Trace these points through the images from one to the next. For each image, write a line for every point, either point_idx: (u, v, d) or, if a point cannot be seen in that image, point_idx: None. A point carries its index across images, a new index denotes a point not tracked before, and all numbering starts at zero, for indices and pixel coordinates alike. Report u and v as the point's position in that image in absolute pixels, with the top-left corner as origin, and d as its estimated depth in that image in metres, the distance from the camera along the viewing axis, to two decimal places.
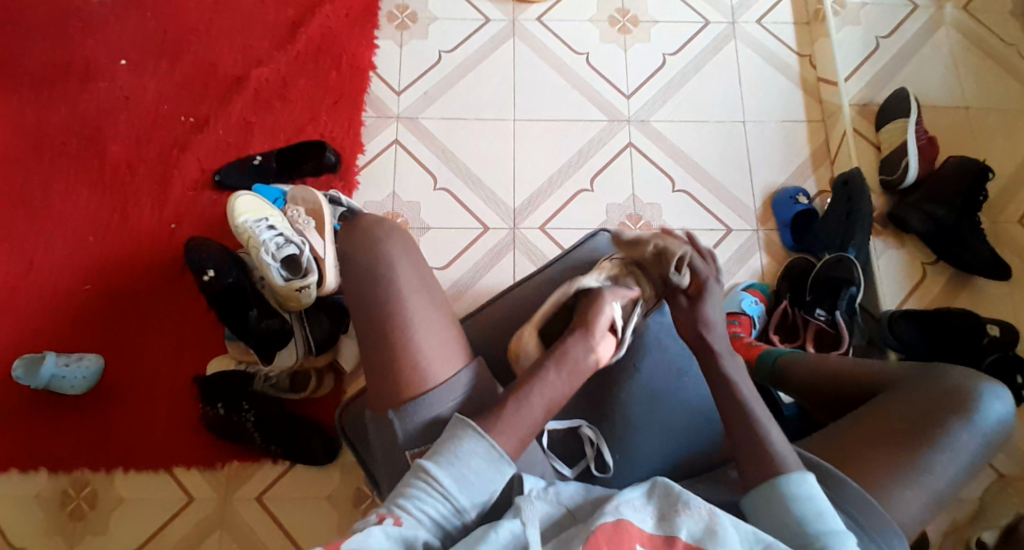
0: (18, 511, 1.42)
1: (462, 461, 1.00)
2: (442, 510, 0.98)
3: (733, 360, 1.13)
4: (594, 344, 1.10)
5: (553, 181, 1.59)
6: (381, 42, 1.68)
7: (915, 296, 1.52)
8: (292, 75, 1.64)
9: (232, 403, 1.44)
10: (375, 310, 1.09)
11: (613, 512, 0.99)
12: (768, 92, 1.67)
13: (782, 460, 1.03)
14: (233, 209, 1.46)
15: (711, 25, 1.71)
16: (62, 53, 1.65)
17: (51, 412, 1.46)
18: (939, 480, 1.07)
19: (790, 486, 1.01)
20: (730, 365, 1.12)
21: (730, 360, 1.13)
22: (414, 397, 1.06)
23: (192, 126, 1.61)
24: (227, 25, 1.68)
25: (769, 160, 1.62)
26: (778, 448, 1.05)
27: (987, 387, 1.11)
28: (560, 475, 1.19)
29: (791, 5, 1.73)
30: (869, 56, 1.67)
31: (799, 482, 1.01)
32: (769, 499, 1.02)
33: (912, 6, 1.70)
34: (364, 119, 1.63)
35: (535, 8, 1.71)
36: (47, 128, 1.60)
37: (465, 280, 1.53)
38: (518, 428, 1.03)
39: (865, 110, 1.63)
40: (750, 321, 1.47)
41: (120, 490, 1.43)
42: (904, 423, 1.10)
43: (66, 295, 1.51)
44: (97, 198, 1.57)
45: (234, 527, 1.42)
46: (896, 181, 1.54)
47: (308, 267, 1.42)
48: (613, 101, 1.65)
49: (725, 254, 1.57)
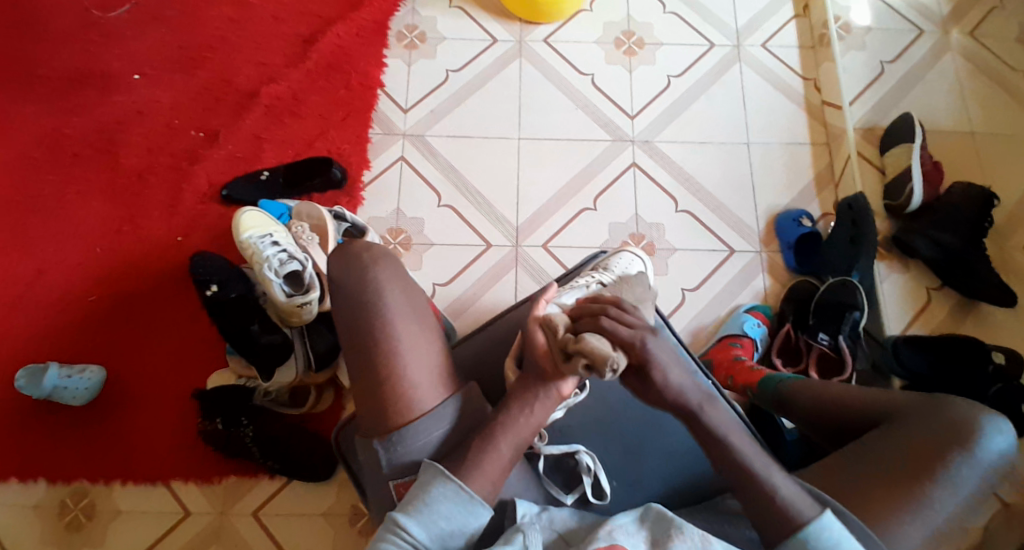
0: (16, 520, 1.42)
1: (433, 509, 1.01)
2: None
3: (714, 408, 1.05)
4: (547, 380, 1.07)
5: (557, 199, 1.60)
6: (389, 60, 1.70)
7: (918, 323, 1.51)
8: (303, 91, 1.66)
9: (230, 418, 1.45)
10: (366, 335, 1.09)
11: (607, 537, 0.99)
12: (773, 116, 1.67)
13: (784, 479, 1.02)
14: (238, 224, 1.47)
15: (716, 47, 1.72)
16: (75, 66, 1.68)
17: (52, 422, 1.46)
18: (939, 514, 1.06)
19: (812, 538, 1.00)
20: (713, 417, 1.05)
21: (711, 410, 1.05)
22: (399, 426, 1.07)
23: (201, 140, 1.63)
24: (240, 42, 1.70)
25: (773, 182, 1.62)
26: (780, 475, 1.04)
27: (990, 420, 1.09)
28: (555, 500, 1.17)
29: (797, 28, 1.74)
30: (874, 81, 1.68)
31: (819, 534, 1.00)
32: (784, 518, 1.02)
33: (918, 32, 1.70)
34: (371, 135, 1.64)
35: (543, 29, 1.73)
36: (57, 138, 1.62)
37: (467, 297, 1.53)
38: (490, 470, 1.03)
39: (869, 133, 1.63)
40: (752, 343, 1.46)
41: (118, 502, 1.43)
42: (904, 458, 1.08)
43: (71, 305, 1.52)
44: (104, 209, 1.58)
45: (230, 541, 1.42)
46: (901, 206, 1.54)
47: (310, 283, 1.43)
48: (618, 120, 1.66)
49: (726, 276, 1.56)
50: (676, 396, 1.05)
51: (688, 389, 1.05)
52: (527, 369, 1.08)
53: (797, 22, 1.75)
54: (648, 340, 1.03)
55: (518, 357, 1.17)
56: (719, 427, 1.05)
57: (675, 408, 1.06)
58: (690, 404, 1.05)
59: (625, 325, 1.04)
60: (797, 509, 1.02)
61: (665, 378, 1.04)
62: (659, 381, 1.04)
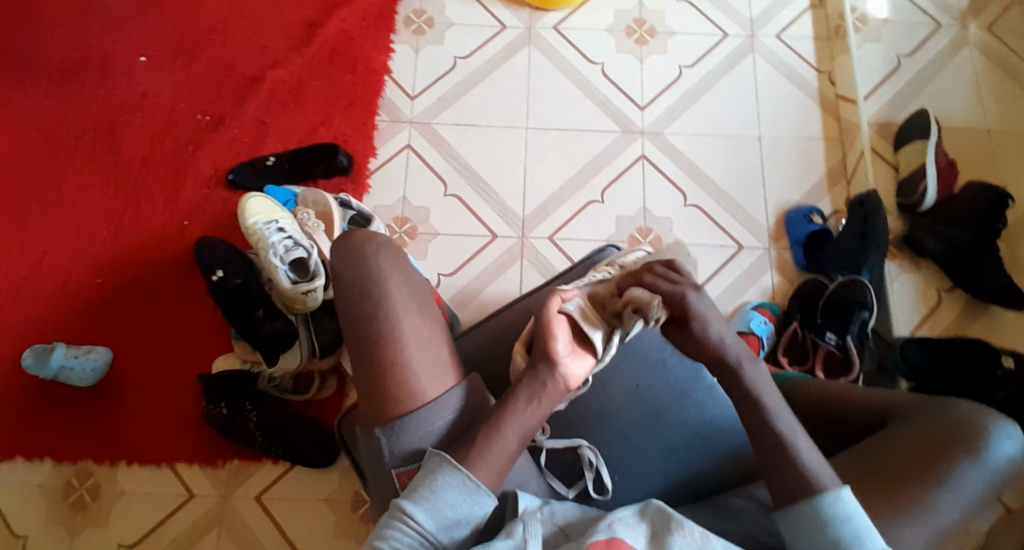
0: (22, 500, 1.43)
1: (438, 497, 1.01)
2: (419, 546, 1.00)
3: (755, 367, 1.09)
4: (559, 370, 1.07)
5: (564, 191, 1.58)
6: (397, 46, 1.68)
7: (926, 325, 1.49)
8: (308, 76, 1.65)
9: (236, 403, 1.44)
10: (368, 326, 1.09)
11: (607, 529, 0.98)
12: (785, 109, 1.65)
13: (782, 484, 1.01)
14: (245, 209, 1.46)
15: (729, 37, 1.69)
16: (82, 47, 1.67)
17: (58, 403, 1.47)
18: (942, 518, 1.04)
19: (826, 508, 0.98)
20: (753, 376, 1.08)
21: (749, 369, 1.09)
22: (402, 416, 1.07)
23: (207, 125, 1.62)
24: (246, 25, 1.68)
25: (785, 177, 1.60)
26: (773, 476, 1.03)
27: (997, 424, 1.08)
28: (557, 493, 1.17)
29: (811, 20, 1.71)
30: (890, 75, 1.64)
31: (837, 502, 0.98)
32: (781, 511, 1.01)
33: (936, 25, 1.67)
34: (377, 122, 1.63)
35: (552, 16, 1.70)
36: (64, 120, 1.62)
37: (471, 287, 1.52)
38: (494, 460, 1.03)
39: (883, 129, 1.61)
40: (758, 341, 1.45)
41: (122, 483, 1.45)
42: (908, 460, 1.08)
43: (76, 288, 1.53)
44: (110, 192, 1.58)
45: (233, 525, 1.43)
46: (914, 205, 1.52)
47: (316, 269, 1.42)
48: (627, 111, 1.64)
49: (734, 271, 1.55)
50: (717, 351, 1.09)
51: (731, 342, 1.10)
52: (535, 356, 1.09)
53: (812, 12, 1.71)
54: (690, 291, 1.11)
55: (528, 341, 1.17)
56: (755, 384, 1.08)
57: (713, 361, 1.10)
58: (727, 362, 1.09)
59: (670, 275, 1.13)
60: (818, 480, 1.01)
61: (709, 331, 1.10)
62: (701, 335, 1.10)
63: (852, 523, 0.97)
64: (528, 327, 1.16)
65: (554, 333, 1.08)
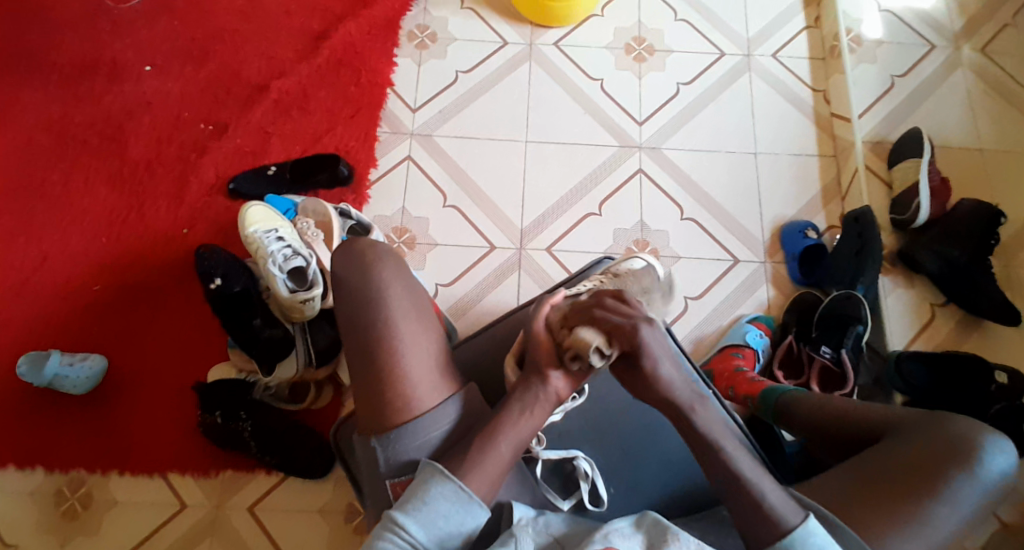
0: (12, 507, 1.42)
1: (431, 508, 1.01)
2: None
3: (704, 407, 1.06)
4: (549, 381, 1.07)
5: (563, 203, 1.60)
6: (400, 59, 1.70)
7: (922, 339, 1.50)
8: (311, 86, 1.66)
9: (230, 412, 1.44)
10: (367, 334, 1.09)
11: (603, 540, 0.98)
12: (783, 126, 1.67)
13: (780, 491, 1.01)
14: (245, 218, 1.47)
15: (727, 56, 1.72)
16: (86, 54, 1.68)
17: (52, 409, 1.46)
18: (937, 532, 1.05)
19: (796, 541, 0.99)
20: (704, 415, 1.05)
21: (703, 408, 1.06)
22: (398, 424, 1.07)
23: (210, 133, 1.63)
24: (251, 36, 1.70)
25: (781, 193, 1.62)
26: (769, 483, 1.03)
27: (991, 439, 1.09)
28: (552, 504, 1.16)
29: (809, 39, 1.74)
30: (884, 94, 1.67)
31: (805, 539, 0.99)
32: (770, 519, 1.01)
33: (929, 47, 1.70)
34: (378, 134, 1.64)
35: (553, 33, 1.73)
36: (66, 127, 1.63)
37: (469, 298, 1.53)
38: (489, 471, 1.03)
39: (878, 146, 1.63)
40: (754, 354, 1.46)
41: (115, 491, 1.43)
42: (903, 474, 1.08)
43: (73, 294, 1.53)
44: (111, 199, 1.59)
45: (225, 535, 1.42)
46: (908, 220, 1.53)
47: (314, 279, 1.42)
48: (626, 126, 1.66)
49: (731, 286, 1.56)
50: (667, 391, 1.05)
51: (678, 385, 1.05)
52: (528, 368, 1.09)
53: (809, 33, 1.75)
54: (642, 327, 1.04)
55: (519, 354, 1.17)
56: (707, 427, 1.05)
57: (664, 405, 1.06)
58: (680, 404, 1.06)
59: (621, 309, 1.05)
60: (782, 517, 1.01)
61: (656, 370, 1.04)
62: (651, 373, 1.05)
63: None
64: (520, 336, 1.16)
65: (545, 348, 1.08)
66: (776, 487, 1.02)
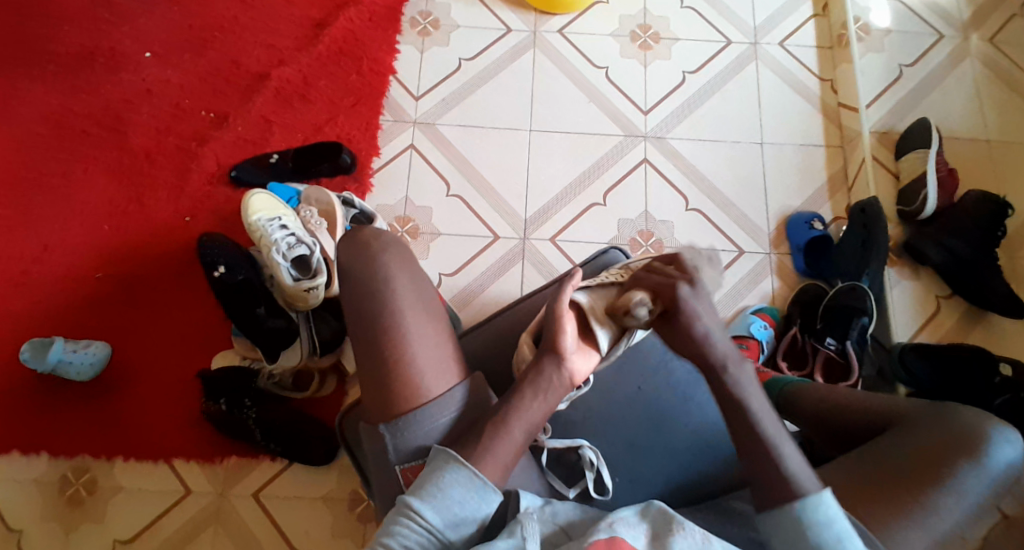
0: (17, 495, 1.43)
1: (446, 494, 1.00)
2: (426, 544, 0.99)
3: (740, 365, 1.04)
4: (566, 360, 1.07)
5: (566, 193, 1.59)
6: (402, 47, 1.69)
7: (926, 331, 1.50)
8: (314, 75, 1.65)
9: (235, 400, 1.44)
10: (374, 323, 1.09)
11: (608, 529, 0.97)
12: (788, 116, 1.66)
13: (797, 478, 0.99)
14: (247, 206, 1.45)
15: (732, 45, 1.70)
16: (87, 42, 1.67)
17: (56, 397, 1.47)
18: (944, 522, 1.04)
19: (808, 511, 0.97)
20: (737, 374, 1.03)
21: (739, 367, 1.04)
22: (407, 413, 1.07)
23: (212, 122, 1.63)
24: (252, 24, 1.69)
25: (786, 184, 1.61)
26: (790, 456, 1.01)
27: (998, 430, 1.08)
28: (558, 493, 1.16)
29: (815, 28, 1.73)
30: (891, 84, 1.66)
31: (815, 507, 0.97)
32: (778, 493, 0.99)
33: (938, 36, 1.68)
34: (381, 122, 1.63)
35: (557, 20, 1.72)
36: (68, 115, 1.62)
37: (472, 288, 1.53)
38: (501, 456, 1.03)
39: (885, 137, 1.62)
40: (759, 345, 1.45)
41: (119, 479, 1.44)
42: (911, 466, 1.07)
43: (77, 282, 1.53)
44: (113, 187, 1.58)
45: (229, 523, 1.42)
46: (915, 211, 1.52)
47: (317, 267, 1.43)
48: (630, 116, 1.65)
49: (735, 276, 1.55)
50: (703, 347, 1.04)
51: (718, 342, 1.03)
52: (543, 348, 1.08)
53: (815, 21, 1.73)
54: (682, 284, 1.03)
55: (536, 334, 1.17)
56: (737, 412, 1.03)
57: (700, 359, 1.04)
58: (713, 362, 1.04)
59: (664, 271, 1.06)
60: (798, 482, 0.99)
61: (695, 326, 1.03)
62: (685, 328, 1.03)
63: (832, 527, 0.96)
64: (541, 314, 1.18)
65: (560, 329, 1.07)
66: (794, 460, 1.01)
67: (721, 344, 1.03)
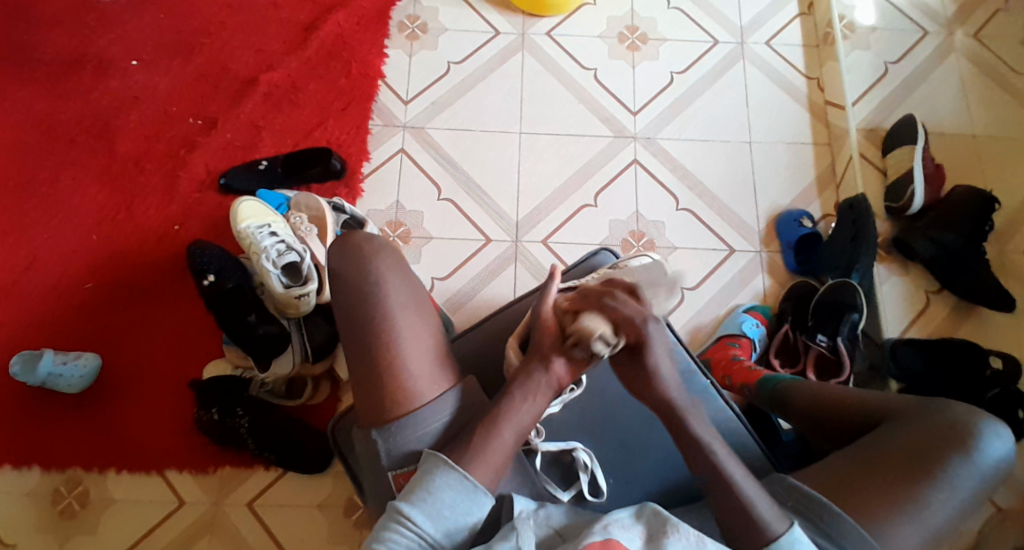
0: (9, 508, 1.41)
1: (436, 498, 1.00)
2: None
3: (700, 418, 1.06)
4: (549, 366, 1.08)
5: (557, 194, 1.59)
6: (391, 51, 1.68)
7: (917, 326, 1.51)
8: (302, 80, 1.65)
9: (227, 409, 1.43)
10: (366, 326, 1.09)
11: (603, 531, 0.97)
12: (776, 114, 1.67)
13: (766, 518, 1.01)
14: (235, 214, 1.45)
15: (720, 44, 1.71)
16: (71, 50, 1.66)
17: (46, 409, 1.45)
18: (935, 517, 1.05)
19: (781, 541, 1.00)
20: (700, 427, 1.05)
21: (696, 418, 1.05)
22: (399, 417, 1.06)
23: (200, 129, 1.62)
24: (238, 29, 1.68)
25: (775, 182, 1.62)
26: (754, 493, 1.03)
27: (988, 424, 1.09)
28: (552, 495, 1.15)
29: (801, 27, 1.74)
30: (878, 81, 1.67)
31: (792, 546, 1.00)
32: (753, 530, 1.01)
33: (923, 33, 1.70)
34: (371, 126, 1.63)
35: (545, 22, 1.72)
36: (53, 124, 1.61)
37: (466, 291, 1.52)
38: (493, 458, 1.03)
39: (871, 134, 1.63)
40: (751, 343, 1.46)
41: (112, 490, 1.43)
42: (902, 461, 1.07)
43: (66, 292, 1.51)
44: (100, 196, 1.57)
45: (224, 532, 1.41)
46: (901, 208, 1.54)
47: (308, 274, 1.41)
48: (620, 116, 1.65)
49: (726, 275, 1.56)
50: (664, 392, 1.06)
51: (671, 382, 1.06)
52: (530, 353, 1.09)
53: (801, 20, 1.74)
54: (648, 321, 1.05)
55: (522, 338, 1.19)
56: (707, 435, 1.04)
57: (662, 409, 1.06)
58: (675, 407, 1.06)
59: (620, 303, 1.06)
60: (767, 525, 1.01)
61: (654, 363, 1.05)
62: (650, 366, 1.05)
63: None
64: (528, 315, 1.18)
65: (547, 333, 1.08)
66: (761, 502, 1.02)
67: (680, 393, 1.06)
